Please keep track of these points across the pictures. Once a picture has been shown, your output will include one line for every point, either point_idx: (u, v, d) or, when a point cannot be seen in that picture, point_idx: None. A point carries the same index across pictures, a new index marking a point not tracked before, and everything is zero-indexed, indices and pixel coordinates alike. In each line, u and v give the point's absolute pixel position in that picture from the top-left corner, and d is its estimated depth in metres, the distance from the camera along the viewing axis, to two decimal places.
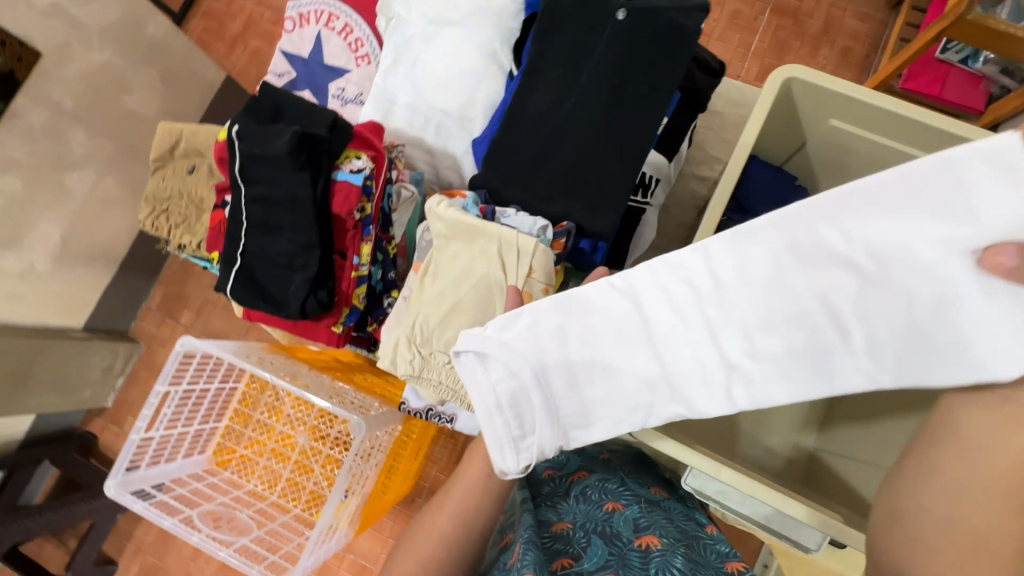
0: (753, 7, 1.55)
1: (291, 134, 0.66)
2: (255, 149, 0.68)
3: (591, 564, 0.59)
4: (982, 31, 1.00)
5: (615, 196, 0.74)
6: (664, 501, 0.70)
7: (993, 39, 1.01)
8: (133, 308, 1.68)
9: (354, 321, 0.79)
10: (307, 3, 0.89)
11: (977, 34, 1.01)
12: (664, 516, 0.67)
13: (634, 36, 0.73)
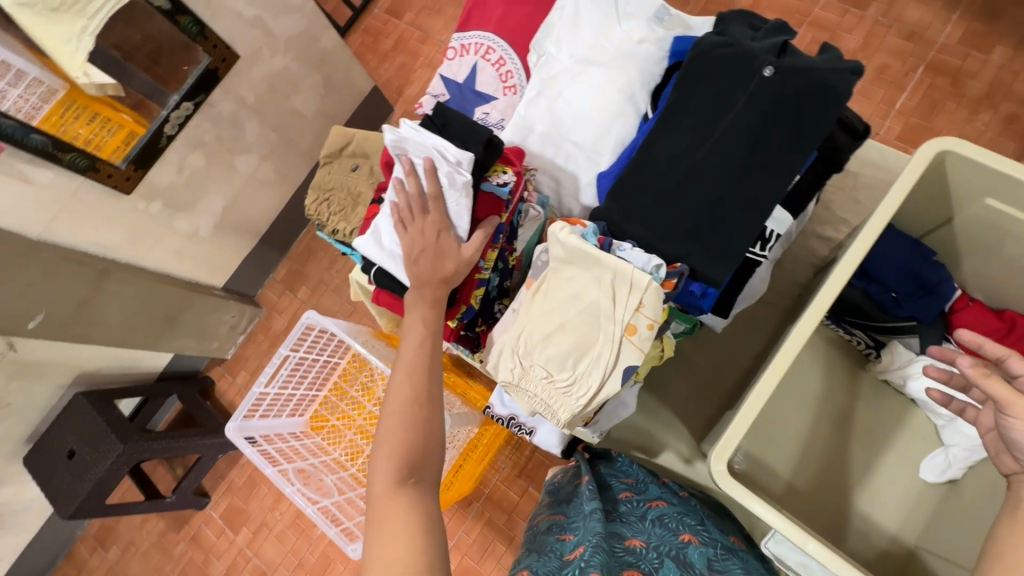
0: (904, 63, 1.46)
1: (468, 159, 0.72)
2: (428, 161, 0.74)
3: None
4: None
5: (733, 248, 0.75)
6: (741, 551, 0.70)
7: None
8: (263, 277, 1.92)
9: (467, 319, 0.85)
10: (470, 36, 0.99)
11: None
12: (739, 566, 0.67)
13: (780, 93, 0.74)
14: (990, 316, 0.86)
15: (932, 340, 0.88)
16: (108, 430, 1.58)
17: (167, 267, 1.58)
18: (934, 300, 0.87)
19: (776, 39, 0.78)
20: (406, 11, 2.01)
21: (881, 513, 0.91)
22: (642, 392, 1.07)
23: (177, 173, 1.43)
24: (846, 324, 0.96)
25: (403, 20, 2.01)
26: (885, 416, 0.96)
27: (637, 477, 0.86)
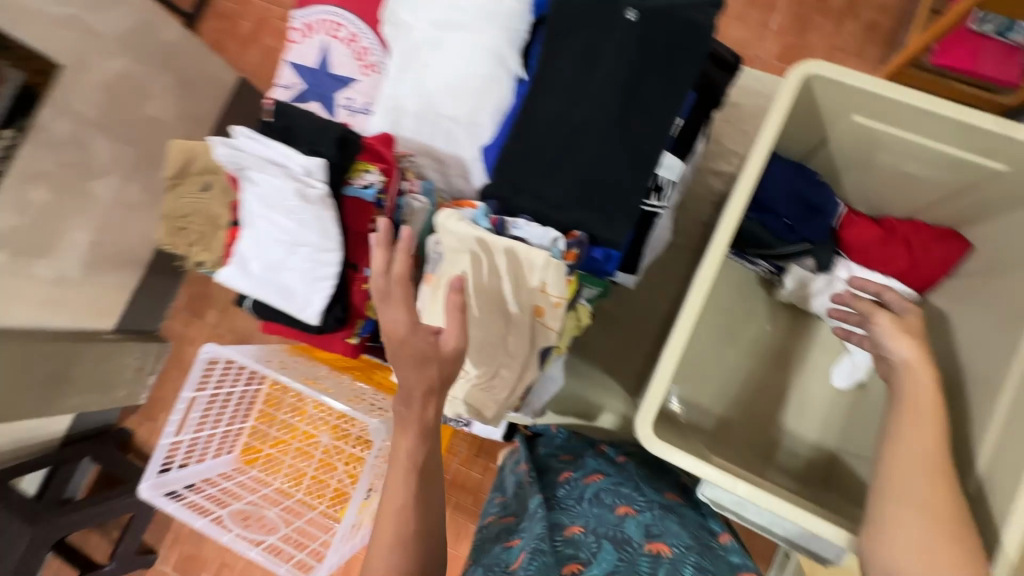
0: None
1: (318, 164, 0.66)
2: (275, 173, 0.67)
3: (601, 568, 0.63)
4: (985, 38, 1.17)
5: (627, 206, 0.73)
6: (677, 506, 0.74)
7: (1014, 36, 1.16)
8: (162, 309, 1.73)
9: (369, 332, 0.80)
10: (312, 14, 0.88)
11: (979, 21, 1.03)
12: (677, 522, 0.71)
13: (646, 37, 0.71)
14: (872, 226, 0.91)
15: (826, 258, 0.91)
16: (11, 516, 1.39)
17: (38, 322, 1.37)
18: (822, 220, 0.90)
19: None
20: None
21: (806, 424, 0.97)
22: (573, 357, 1.06)
23: (18, 213, 1.21)
24: (749, 255, 0.98)
25: None
26: (798, 335, 1.01)
27: (572, 452, 0.86)
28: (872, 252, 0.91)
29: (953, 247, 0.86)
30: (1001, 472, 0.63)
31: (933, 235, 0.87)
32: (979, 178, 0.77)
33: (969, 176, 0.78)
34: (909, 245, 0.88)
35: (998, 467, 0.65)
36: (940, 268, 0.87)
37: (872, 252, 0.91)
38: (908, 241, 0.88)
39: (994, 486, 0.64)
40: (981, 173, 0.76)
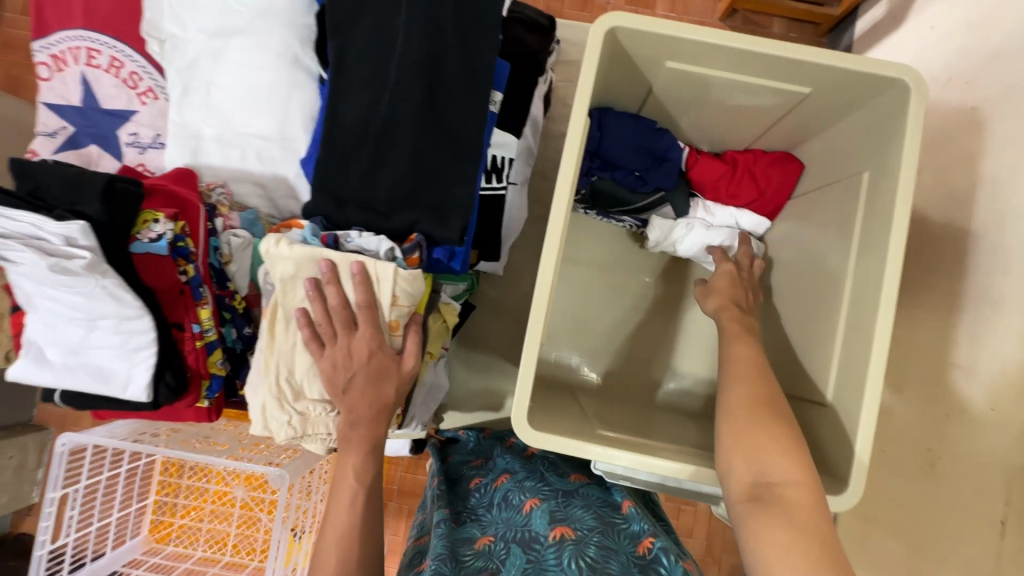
0: None
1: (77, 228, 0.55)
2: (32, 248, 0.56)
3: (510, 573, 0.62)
4: None
5: (459, 198, 0.69)
6: (581, 488, 0.76)
7: None
8: (27, 396, 1.52)
9: (220, 389, 0.72)
10: (57, 41, 0.73)
11: None
12: (580, 502, 0.72)
13: (435, 16, 0.66)
14: (716, 162, 0.92)
15: (682, 203, 0.94)
16: None
17: None
18: (669, 166, 0.91)
19: None
20: None
21: (698, 364, 1.00)
22: (469, 351, 1.03)
23: None
24: (613, 214, 0.98)
25: None
26: (677, 280, 1.03)
27: (484, 459, 0.86)
28: (721, 189, 0.93)
29: (788, 169, 0.88)
30: (853, 382, 0.67)
31: (769, 161, 0.90)
32: (793, 107, 0.78)
33: (784, 102, 0.78)
34: (752, 175, 0.91)
35: (844, 373, 0.69)
36: (782, 192, 0.90)
37: (721, 188, 0.93)
38: (751, 172, 0.91)
39: (843, 393, 0.68)
40: (794, 101, 0.77)
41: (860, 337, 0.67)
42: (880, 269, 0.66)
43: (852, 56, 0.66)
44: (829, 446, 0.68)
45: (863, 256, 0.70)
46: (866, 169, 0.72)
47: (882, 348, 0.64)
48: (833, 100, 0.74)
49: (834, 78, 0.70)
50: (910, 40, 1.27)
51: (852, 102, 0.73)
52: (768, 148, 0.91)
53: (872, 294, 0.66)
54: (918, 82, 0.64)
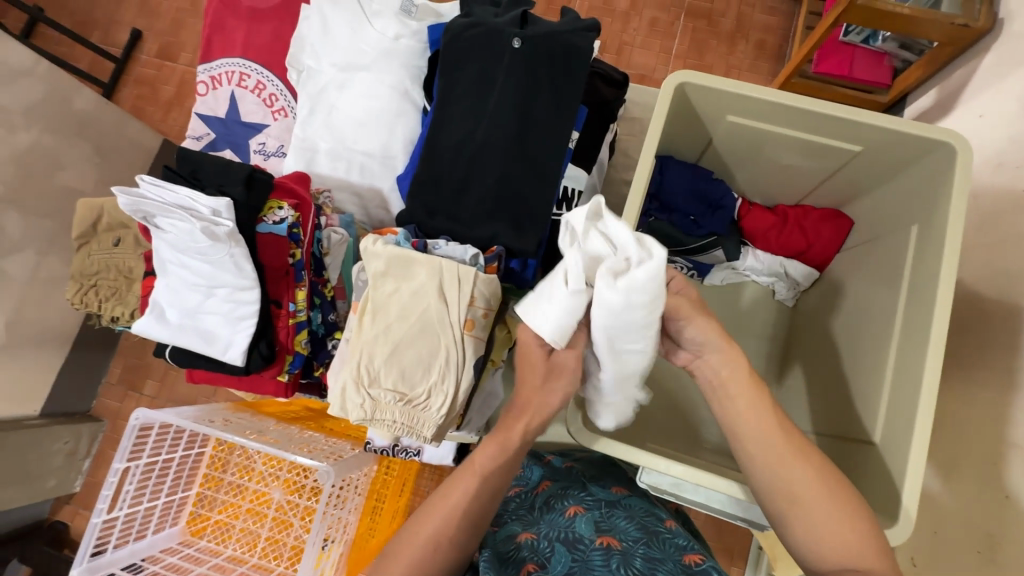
0: None
1: (224, 205, 0.66)
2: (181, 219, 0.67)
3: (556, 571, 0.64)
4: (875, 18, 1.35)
5: (533, 217, 0.77)
6: (624, 499, 0.77)
7: (890, 21, 1.35)
8: (94, 386, 1.63)
9: (299, 367, 0.79)
10: (217, 66, 0.90)
11: (870, 16, 1.35)
12: (624, 513, 0.74)
13: (532, 63, 0.77)
14: (766, 214, 0.99)
15: (733, 247, 1.00)
16: None
17: None
18: (723, 213, 0.98)
19: (516, 11, 0.80)
20: (181, 51, 1.81)
21: None
22: None
23: None
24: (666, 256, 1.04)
25: (179, 62, 1.81)
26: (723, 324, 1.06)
27: (523, 468, 0.87)
28: (771, 239, 0.99)
29: (838, 225, 0.94)
30: (901, 424, 0.68)
31: (819, 216, 0.95)
32: (844, 164, 0.84)
33: (837, 161, 0.84)
34: (802, 229, 0.96)
35: (890, 415, 0.71)
36: (830, 246, 0.95)
37: (772, 238, 0.99)
38: (801, 226, 0.97)
39: (890, 435, 0.69)
40: (845, 158, 0.83)
41: (906, 381, 0.69)
42: (929, 314, 0.68)
43: (902, 120, 0.73)
44: (876, 490, 0.68)
45: (912, 303, 0.73)
46: (914, 224, 0.77)
47: (932, 389, 0.65)
48: (883, 158, 0.80)
49: (885, 139, 0.76)
50: (959, 128, 1.34)
51: (902, 161, 0.78)
52: (818, 205, 0.97)
53: (920, 338, 0.69)
54: (964, 147, 0.70)
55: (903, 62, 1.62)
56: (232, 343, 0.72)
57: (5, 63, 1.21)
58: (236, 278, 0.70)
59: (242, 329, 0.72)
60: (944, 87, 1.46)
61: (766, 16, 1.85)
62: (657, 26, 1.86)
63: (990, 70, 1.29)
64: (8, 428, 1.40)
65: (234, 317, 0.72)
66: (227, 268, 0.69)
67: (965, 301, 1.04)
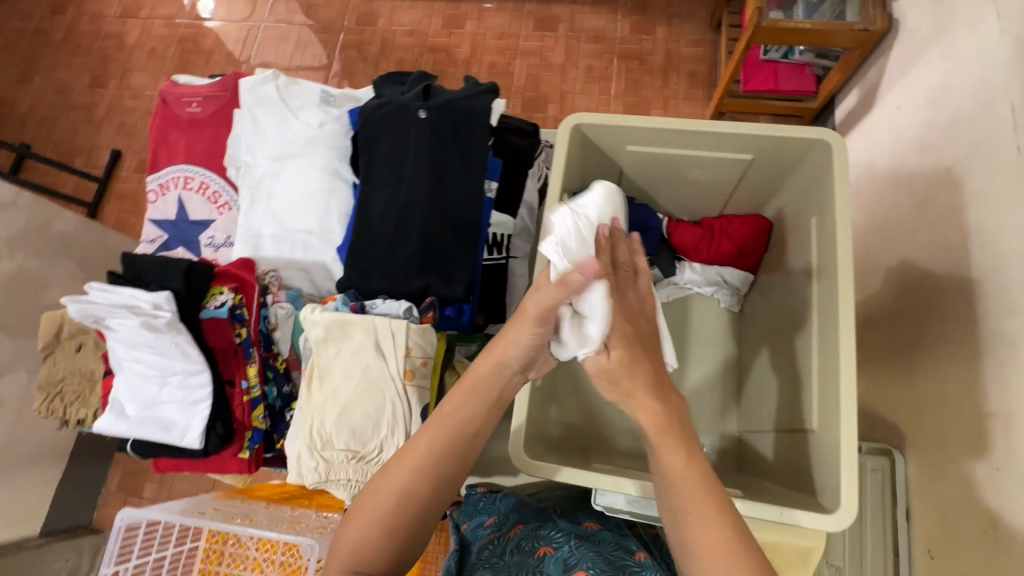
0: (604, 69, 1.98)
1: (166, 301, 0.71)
2: (130, 316, 0.73)
3: None
4: (775, 34, 1.46)
5: (460, 266, 0.83)
6: (594, 533, 0.76)
7: (792, 33, 1.45)
8: (88, 510, 1.66)
9: (260, 442, 0.82)
10: (164, 173, 0.97)
11: (777, 34, 1.45)
12: (592, 549, 0.71)
13: (437, 128, 0.85)
14: (692, 228, 1.03)
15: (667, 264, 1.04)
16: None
17: None
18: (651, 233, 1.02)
19: (420, 85, 0.89)
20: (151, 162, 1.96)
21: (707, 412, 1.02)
22: None
23: None
24: None
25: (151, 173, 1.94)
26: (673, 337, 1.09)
27: (496, 516, 0.89)
28: (703, 250, 1.02)
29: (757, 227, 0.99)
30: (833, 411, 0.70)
31: (741, 222, 1.00)
32: (744, 171, 0.91)
33: (737, 170, 0.91)
34: (728, 236, 1.00)
35: (824, 404, 0.73)
36: (753, 247, 1.00)
37: (703, 249, 1.02)
38: (726, 233, 1.00)
39: (828, 420, 0.71)
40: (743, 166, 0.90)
41: (831, 368, 0.72)
42: (837, 299, 0.72)
43: (776, 127, 0.80)
44: (827, 478, 0.69)
45: (824, 290, 0.77)
46: (814, 215, 0.82)
47: (850, 375, 0.68)
48: (776, 162, 0.86)
49: (769, 143, 0.83)
50: (880, 120, 1.42)
51: (793, 159, 0.85)
52: (739, 212, 1.02)
53: (835, 321, 0.72)
54: (838, 143, 0.76)
55: (823, 68, 1.73)
56: (193, 430, 0.76)
57: None
58: (187, 363, 0.75)
59: (200, 415, 0.76)
60: (862, 86, 1.56)
61: (691, 48, 2.00)
62: (593, 72, 2.00)
63: (895, 64, 1.38)
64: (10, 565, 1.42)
65: (191, 402, 0.77)
66: (177, 355, 0.75)
67: (898, 271, 1.03)
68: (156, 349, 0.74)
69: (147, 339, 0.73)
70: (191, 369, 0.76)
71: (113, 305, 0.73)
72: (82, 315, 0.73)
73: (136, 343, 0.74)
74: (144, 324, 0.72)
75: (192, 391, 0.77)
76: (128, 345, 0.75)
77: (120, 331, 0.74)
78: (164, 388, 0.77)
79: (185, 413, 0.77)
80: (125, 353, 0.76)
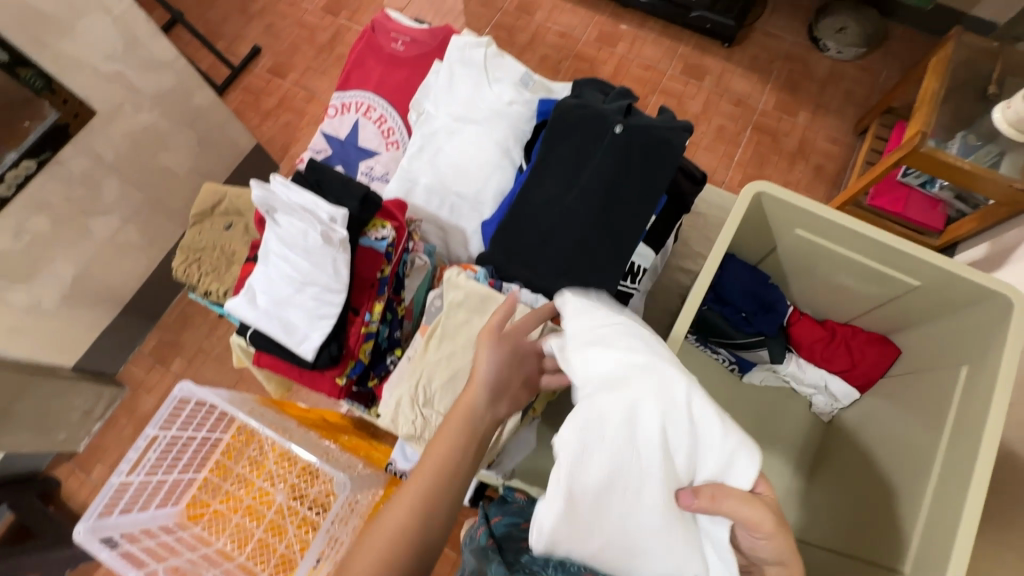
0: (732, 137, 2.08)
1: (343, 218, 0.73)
2: (303, 218, 0.75)
3: None
4: (933, 160, 1.45)
5: (603, 286, 0.84)
6: None
7: (945, 166, 1.45)
8: (125, 354, 2.08)
9: (357, 374, 0.83)
10: (350, 95, 1.01)
11: (931, 162, 1.46)
12: None
13: (629, 147, 0.86)
14: (816, 327, 1.03)
15: (777, 350, 1.05)
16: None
17: (9, 344, 1.65)
18: (774, 316, 1.03)
19: (622, 102, 0.90)
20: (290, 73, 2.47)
21: None
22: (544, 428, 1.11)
23: (15, 238, 1.52)
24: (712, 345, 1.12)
25: (285, 81, 2.46)
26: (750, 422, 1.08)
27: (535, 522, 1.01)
28: (816, 350, 1.03)
29: (885, 351, 0.97)
30: (933, 565, 0.68)
31: (867, 338, 0.99)
32: (898, 293, 0.89)
33: (893, 290, 0.89)
34: (848, 347, 1.00)
35: (923, 552, 0.71)
36: (873, 369, 0.98)
37: (817, 350, 1.03)
38: (848, 344, 1.00)
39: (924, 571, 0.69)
40: (900, 289, 0.88)
41: (943, 522, 0.70)
42: (973, 457, 0.69)
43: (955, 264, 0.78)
44: None
45: (956, 441, 0.75)
46: (966, 363, 0.80)
47: (968, 540, 0.65)
48: (942, 297, 0.83)
49: (942, 278, 0.81)
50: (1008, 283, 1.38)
51: (954, 301, 0.83)
52: (866, 327, 1.01)
53: (963, 477, 0.70)
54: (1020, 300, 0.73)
55: (958, 211, 1.68)
56: (305, 341, 0.78)
57: (149, 53, 1.60)
58: (329, 280, 0.77)
59: (318, 330, 0.78)
60: (996, 242, 1.52)
61: None
62: None
63: None
64: (41, 374, 1.76)
65: (314, 317, 0.78)
66: (324, 270, 0.76)
67: None
68: (309, 256, 0.76)
69: (308, 244, 0.75)
70: (330, 287, 0.77)
71: (294, 202, 0.75)
72: (264, 199, 0.75)
73: (295, 243, 0.76)
74: (313, 231, 0.74)
75: (321, 306, 0.78)
76: (287, 242, 0.77)
77: (288, 227, 0.76)
78: (297, 292, 0.79)
79: (305, 323, 0.79)
80: (280, 247, 0.78)
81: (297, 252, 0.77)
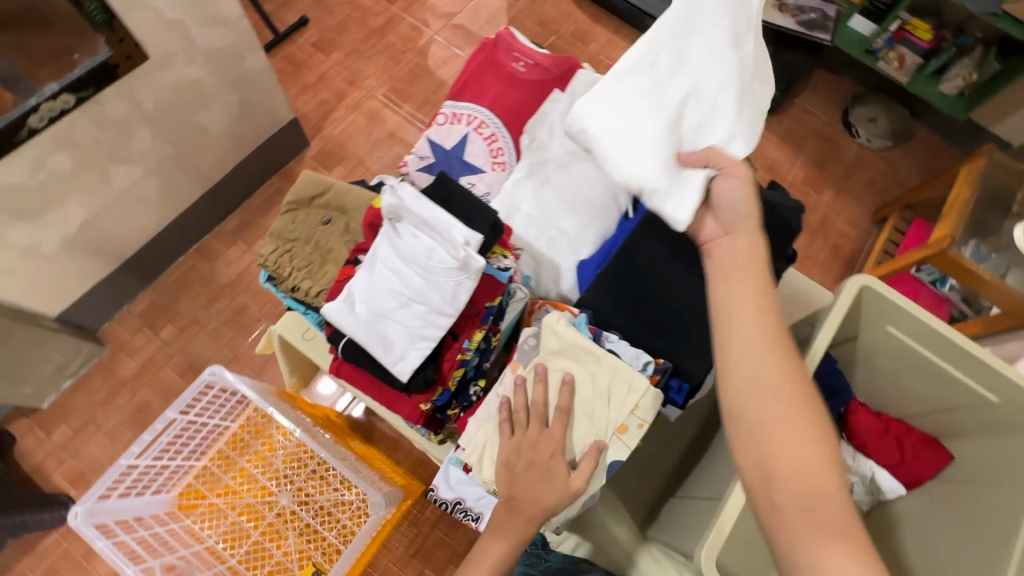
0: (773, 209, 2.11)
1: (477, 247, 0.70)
2: (432, 234, 0.72)
3: None
4: (954, 265, 1.53)
5: (710, 347, 0.85)
6: None
7: (964, 274, 1.52)
8: (113, 312, 1.94)
9: (440, 401, 0.81)
10: (464, 108, 1.12)
11: (955, 267, 1.53)
12: None
13: None
14: (874, 420, 1.05)
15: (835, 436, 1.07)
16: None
17: None
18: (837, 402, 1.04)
19: None
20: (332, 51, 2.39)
21: None
22: None
23: (31, 174, 1.38)
24: None
25: (328, 59, 2.38)
26: None
27: None
28: (870, 442, 1.05)
29: (938, 454, 0.99)
30: None
31: (921, 439, 1.01)
32: (969, 403, 0.92)
33: (965, 400, 0.92)
34: (900, 444, 1.02)
35: None
36: (924, 471, 1.00)
37: (872, 441, 1.04)
38: (900, 440, 1.02)
39: None
40: (973, 400, 0.91)
41: None
42: None
43: None
44: None
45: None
46: None
47: None
48: (1016, 418, 0.86)
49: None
50: None
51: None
52: (920, 427, 1.04)
53: None
54: None
55: (960, 313, 1.73)
56: (400, 362, 0.73)
57: (216, 9, 1.51)
58: (441, 303, 0.72)
59: (415, 353, 0.73)
60: None
61: None
62: None
63: None
64: (24, 320, 1.61)
65: (415, 338, 0.74)
66: (439, 293, 0.72)
67: None
68: (427, 274, 0.72)
69: (430, 263, 0.72)
70: (439, 311, 0.73)
71: (425, 216, 0.72)
72: (393, 206, 0.72)
73: (415, 257, 0.73)
74: (442, 250, 0.71)
75: (424, 329, 0.73)
76: (404, 255, 0.73)
77: (412, 240, 0.73)
78: (399, 308, 0.74)
79: (402, 342, 0.74)
80: (394, 257, 0.74)
81: (414, 267, 0.73)
